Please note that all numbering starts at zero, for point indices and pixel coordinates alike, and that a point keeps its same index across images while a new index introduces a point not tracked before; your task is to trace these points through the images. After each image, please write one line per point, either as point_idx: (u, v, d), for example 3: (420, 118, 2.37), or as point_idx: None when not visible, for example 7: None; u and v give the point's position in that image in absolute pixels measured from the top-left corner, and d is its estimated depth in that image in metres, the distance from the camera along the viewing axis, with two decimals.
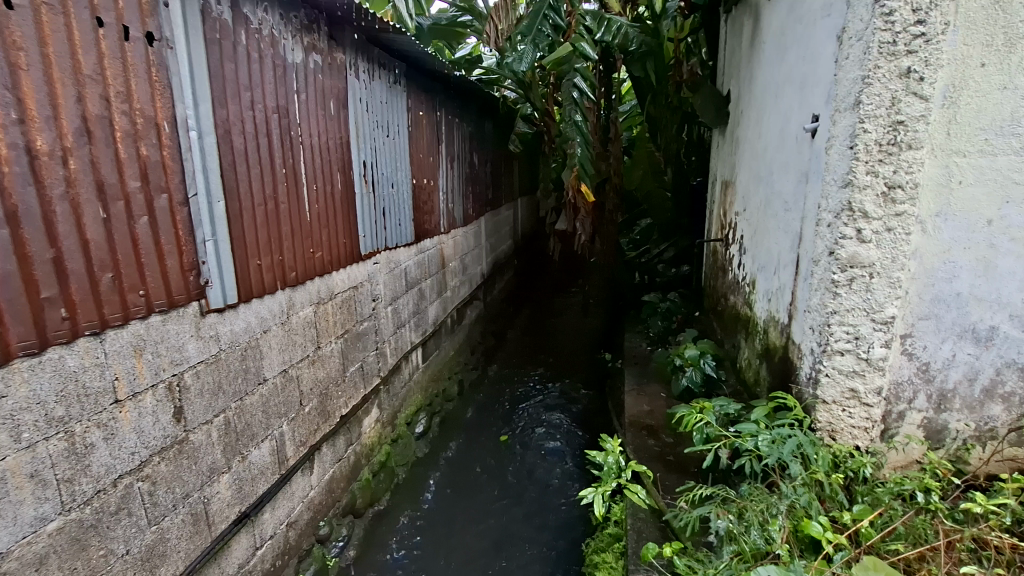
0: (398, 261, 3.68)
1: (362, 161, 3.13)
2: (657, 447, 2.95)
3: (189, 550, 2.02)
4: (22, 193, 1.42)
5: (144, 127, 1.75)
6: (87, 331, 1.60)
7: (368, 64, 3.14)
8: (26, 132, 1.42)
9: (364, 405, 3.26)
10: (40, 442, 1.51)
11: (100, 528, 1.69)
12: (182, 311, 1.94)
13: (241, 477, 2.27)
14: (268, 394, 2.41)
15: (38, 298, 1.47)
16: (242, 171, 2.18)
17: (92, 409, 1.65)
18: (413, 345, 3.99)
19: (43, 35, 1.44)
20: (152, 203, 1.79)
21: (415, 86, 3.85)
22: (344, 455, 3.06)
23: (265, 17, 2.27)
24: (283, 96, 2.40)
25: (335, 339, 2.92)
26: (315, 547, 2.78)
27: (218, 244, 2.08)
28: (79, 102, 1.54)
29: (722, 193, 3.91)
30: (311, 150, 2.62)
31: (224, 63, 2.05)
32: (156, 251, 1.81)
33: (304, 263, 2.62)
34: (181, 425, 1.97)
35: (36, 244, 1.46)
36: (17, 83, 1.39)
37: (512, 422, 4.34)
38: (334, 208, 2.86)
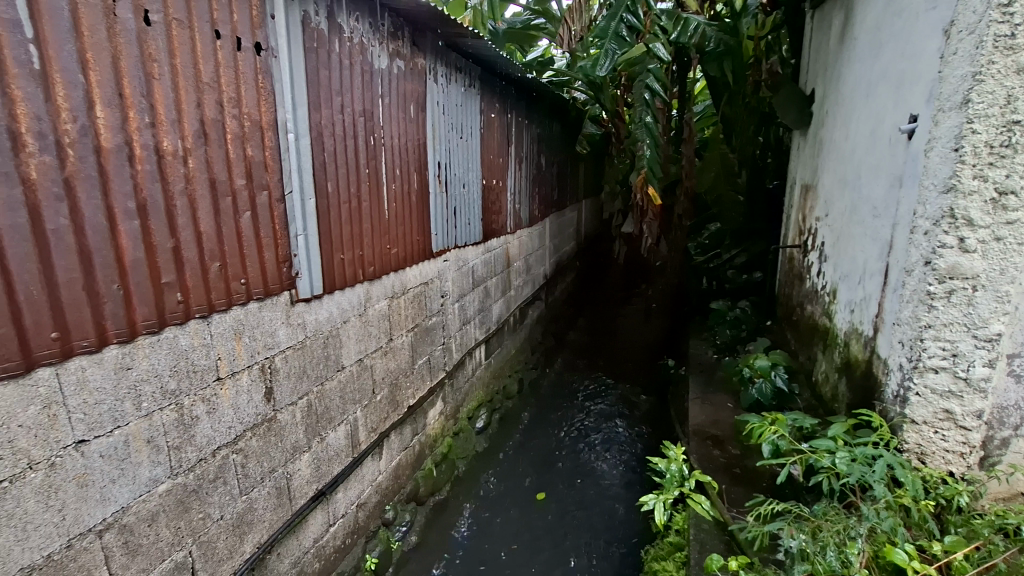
0: (466, 259, 3.78)
1: (436, 162, 3.25)
2: (723, 459, 2.86)
3: (272, 520, 2.18)
4: (151, 188, 1.59)
5: (250, 130, 1.91)
6: (197, 314, 1.78)
7: (446, 69, 3.25)
8: (155, 134, 1.59)
9: (430, 397, 3.38)
10: (155, 411, 1.69)
11: (200, 493, 1.87)
12: (276, 299, 2.11)
13: (319, 458, 2.42)
14: (346, 380, 2.56)
15: (160, 283, 1.65)
16: (331, 171, 2.33)
17: (198, 385, 1.82)
18: (477, 341, 4.09)
19: (172, 48, 1.61)
20: (255, 199, 1.96)
21: (487, 89, 3.94)
22: (410, 444, 3.19)
23: (357, 26, 2.41)
24: (369, 100, 2.54)
25: (406, 333, 3.05)
26: (381, 529, 2.90)
27: (308, 239, 2.24)
28: (199, 107, 1.71)
29: (801, 198, 3.72)
30: (391, 151, 2.75)
31: (320, 70, 2.20)
32: (256, 244, 1.98)
33: (381, 259, 2.76)
34: (271, 404, 2.14)
35: (161, 235, 1.64)
36: (151, 91, 1.57)
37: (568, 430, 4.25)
38: (410, 206, 2.99)
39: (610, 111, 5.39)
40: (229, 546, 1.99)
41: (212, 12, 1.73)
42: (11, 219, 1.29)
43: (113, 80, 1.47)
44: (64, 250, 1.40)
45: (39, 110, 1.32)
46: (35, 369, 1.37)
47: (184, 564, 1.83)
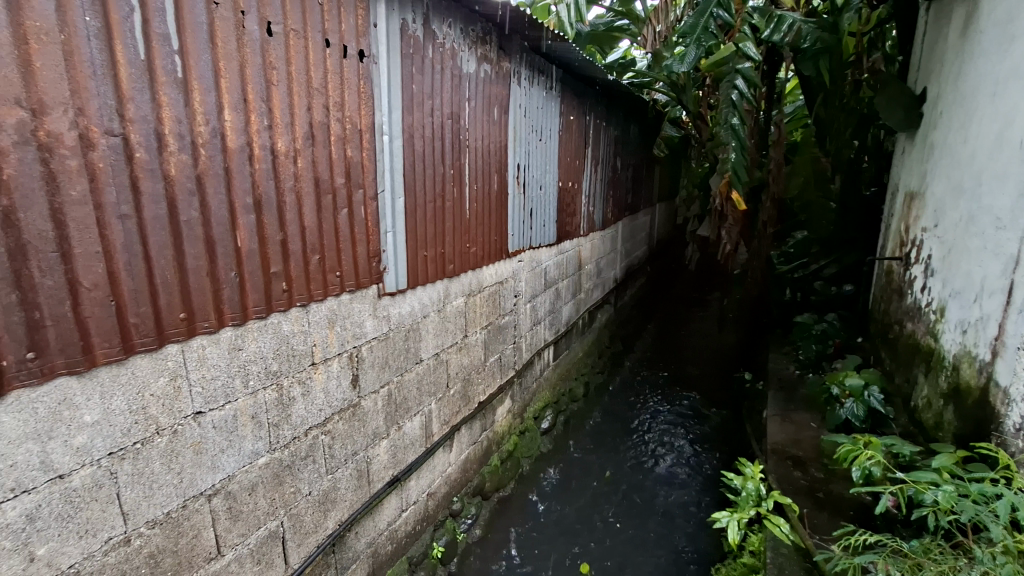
0: (539, 260, 3.81)
1: (516, 163, 3.29)
2: (805, 481, 2.69)
3: (353, 501, 2.31)
4: (266, 185, 1.74)
5: (351, 132, 2.04)
6: (298, 303, 1.92)
7: (529, 71, 3.29)
8: (271, 136, 1.74)
9: (500, 394, 3.44)
10: (259, 390, 1.84)
11: (292, 469, 2.01)
12: (366, 291, 2.23)
13: (396, 445, 2.53)
14: (423, 372, 2.66)
15: (268, 272, 1.80)
16: (419, 171, 2.43)
17: (296, 368, 1.96)
18: (546, 342, 4.10)
19: (288, 56, 1.75)
20: (352, 197, 2.09)
21: (568, 91, 3.94)
22: (479, 439, 3.26)
23: (449, 32, 2.49)
24: (456, 103, 2.62)
25: (480, 330, 3.12)
26: (448, 519, 2.98)
27: (396, 235, 2.35)
28: (308, 111, 1.85)
29: (905, 206, 3.43)
30: (475, 153, 2.83)
31: (413, 75, 2.30)
32: (351, 239, 2.11)
33: (460, 257, 2.84)
34: (356, 391, 2.26)
35: (271, 228, 1.78)
36: (270, 97, 1.71)
37: (609, 475, 3.74)
38: (489, 207, 3.06)
39: (693, 113, 5.22)
40: (315, 520, 2.13)
41: (324, 23, 1.86)
42: (154, 210, 1.45)
43: (239, 86, 1.61)
44: (194, 239, 1.56)
45: (180, 113, 1.48)
46: (166, 344, 1.53)
47: (276, 532, 1.97)
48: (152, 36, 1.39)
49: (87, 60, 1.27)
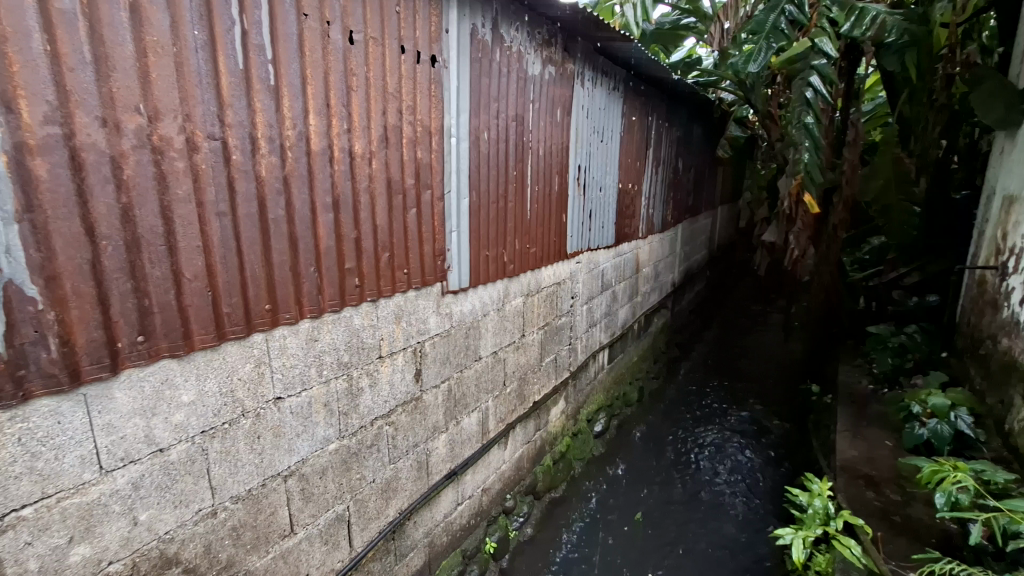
0: (597, 262, 3.79)
1: (577, 165, 3.29)
2: (879, 503, 2.54)
3: (413, 491, 2.39)
4: (344, 186, 1.84)
5: (422, 135, 2.11)
6: (369, 298, 2.01)
7: (593, 72, 3.28)
8: (350, 139, 1.83)
9: (554, 395, 3.45)
10: (332, 379, 1.94)
11: (359, 456, 2.11)
12: (431, 289, 2.30)
13: (454, 439, 2.60)
14: (481, 370, 2.71)
15: (344, 268, 1.89)
16: (484, 172, 2.48)
17: (365, 360, 2.06)
18: (601, 345, 4.07)
19: (367, 63, 1.84)
20: (420, 197, 2.16)
21: (630, 91, 3.89)
22: (532, 438, 3.28)
23: (517, 35, 2.53)
24: (521, 105, 2.65)
25: (537, 330, 3.14)
26: (500, 516, 3.02)
27: (460, 235, 2.41)
28: (384, 115, 1.93)
29: (1002, 211, 3.16)
30: (537, 154, 2.86)
31: (481, 78, 2.36)
32: (419, 238, 2.18)
33: (521, 257, 2.88)
34: (419, 385, 2.34)
35: (347, 226, 1.88)
36: (350, 102, 1.81)
37: (639, 518, 3.35)
38: (550, 208, 3.08)
39: (762, 112, 5.03)
40: (378, 507, 2.23)
41: (401, 30, 1.94)
42: (246, 209, 1.57)
43: (323, 93, 1.72)
44: (279, 236, 1.67)
45: (271, 118, 1.59)
46: (252, 333, 1.65)
47: (342, 516, 2.08)
48: (250, 47, 1.50)
49: (195, 71, 1.40)
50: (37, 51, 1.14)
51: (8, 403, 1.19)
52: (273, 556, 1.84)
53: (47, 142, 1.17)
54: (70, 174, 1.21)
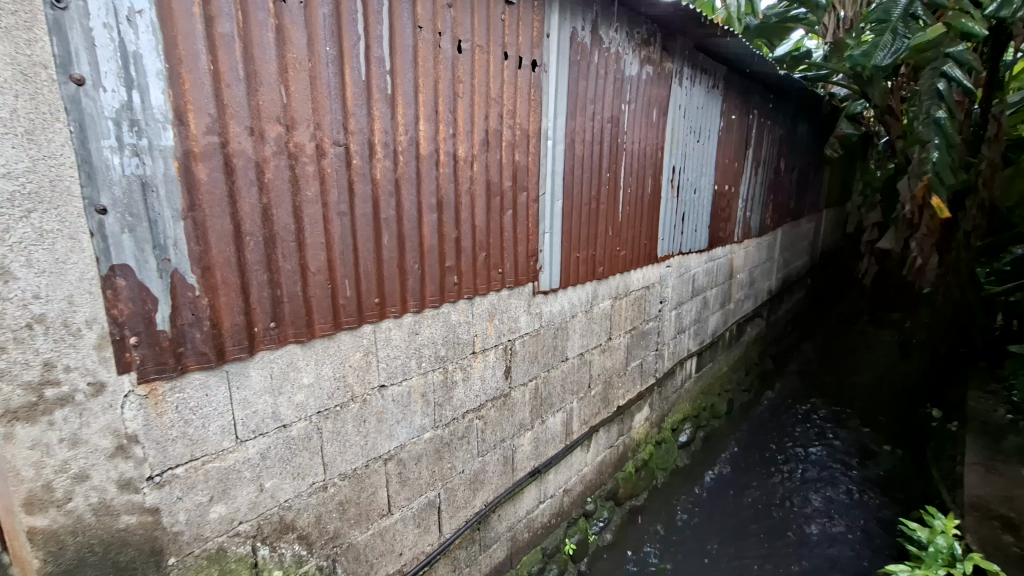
0: (688, 266, 3.66)
1: (671, 166, 3.21)
2: (1019, 550, 2.25)
3: (498, 485, 2.46)
4: (448, 187, 1.93)
5: (521, 138, 2.17)
6: (465, 296, 2.11)
7: (691, 70, 3.17)
8: (454, 143, 1.92)
9: (639, 401, 3.38)
10: (429, 371, 2.05)
11: (451, 447, 2.21)
12: (523, 289, 2.36)
13: (539, 438, 2.64)
14: (568, 370, 2.73)
15: (444, 266, 1.99)
16: (578, 174, 2.50)
17: (459, 355, 2.15)
18: (689, 352, 3.93)
19: (473, 70, 1.92)
20: (517, 199, 2.22)
21: (731, 89, 3.72)
22: (615, 443, 3.24)
23: (615, 36, 2.51)
24: (617, 107, 2.63)
25: (624, 334, 3.10)
26: (581, 518, 3.02)
27: (553, 237, 2.45)
28: (486, 121, 2.01)
29: None
30: (632, 156, 2.82)
31: (579, 81, 2.37)
32: (514, 238, 2.25)
33: (611, 260, 2.86)
34: (507, 382, 2.40)
35: (448, 226, 1.97)
36: (456, 108, 1.90)
37: (724, 543, 3.17)
38: (642, 209, 3.02)
39: (881, 107, 4.63)
40: (465, 497, 2.31)
41: (504, 37, 2.00)
42: (362, 209, 1.70)
43: (433, 100, 1.81)
44: (390, 235, 1.79)
45: (387, 125, 1.70)
46: (364, 323, 1.79)
47: (433, 502, 2.18)
48: (371, 60, 1.62)
49: (326, 84, 1.53)
50: (203, 70, 1.31)
51: (170, 374, 1.38)
52: (372, 533, 1.97)
53: (207, 149, 1.35)
54: (224, 178, 1.38)
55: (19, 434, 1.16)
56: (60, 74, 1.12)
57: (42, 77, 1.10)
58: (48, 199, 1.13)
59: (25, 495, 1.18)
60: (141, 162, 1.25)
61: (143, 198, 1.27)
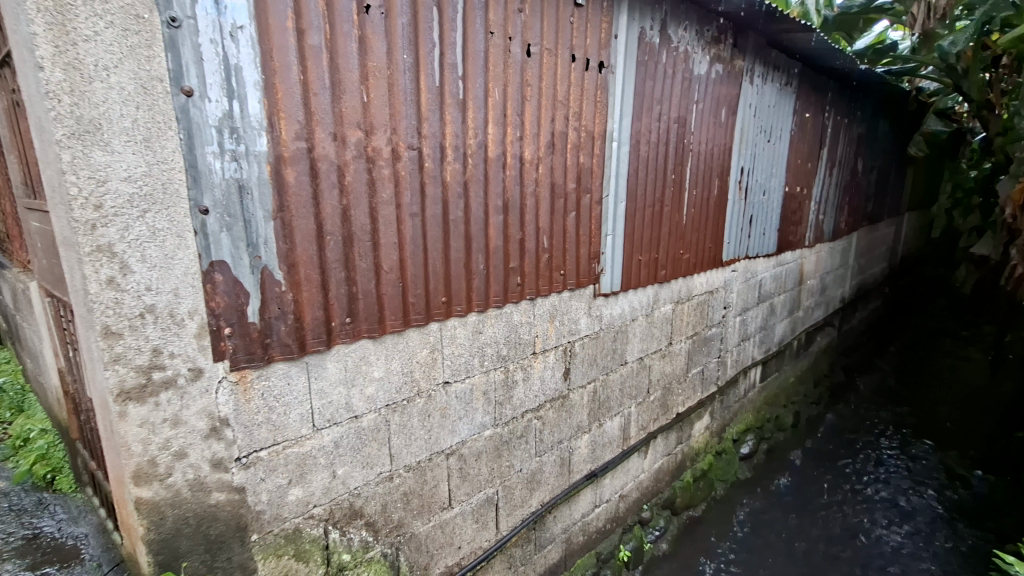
0: (755, 271, 3.52)
1: (739, 167, 3.10)
2: None
3: (554, 486, 2.47)
4: (514, 189, 1.96)
5: (586, 140, 2.16)
6: (528, 296, 2.13)
7: (763, 67, 3.05)
8: (521, 146, 1.95)
9: (699, 409, 3.28)
10: (491, 370, 2.09)
11: (509, 445, 2.24)
12: (584, 291, 2.36)
13: (596, 441, 2.62)
14: (627, 374, 2.69)
15: (508, 267, 2.02)
16: (644, 176, 2.47)
17: (520, 355, 2.18)
18: (754, 361, 3.77)
19: (541, 73, 1.94)
20: (580, 201, 2.22)
21: (806, 85, 3.54)
22: (674, 451, 3.17)
23: (684, 35, 2.47)
24: (684, 107, 2.58)
25: (686, 339, 3.02)
26: (636, 525, 2.97)
27: (615, 239, 2.42)
28: (552, 124, 2.02)
29: None
30: (699, 156, 2.75)
31: (646, 81, 2.34)
32: (576, 240, 2.25)
33: (674, 263, 2.80)
34: (566, 384, 2.40)
35: (513, 228, 2.00)
36: (524, 111, 1.92)
37: (789, 563, 3.02)
38: (708, 212, 2.94)
39: (979, 103, 4.38)
40: (523, 496, 2.34)
41: (573, 39, 2.01)
42: (433, 211, 1.75)
43: (502, 104, 1.85)
44: (458, 236, 1.84)
45: (458, 129, 1.75)
46: (431, 321, 1.84)
47: (492, 499, 2.22)
48: (445, 66, 1.68)
49: (403, 90, 1.60)
50: (294, 80, 1.40)
51: (257, 364, 1.48)
52: (433, 524, 2.03)
53: (295, 154, 1.44)
54: (309, 181, 1.47)
55: (131, 412, 1.29)
56: (173, 86, 1.23)
57: (159, 90, 1.21)
58: (160, 202, 1.25)
59: (134, 468, 1.31)
60: (239, 166, 1.36)
61: (240, 200, 1.37)
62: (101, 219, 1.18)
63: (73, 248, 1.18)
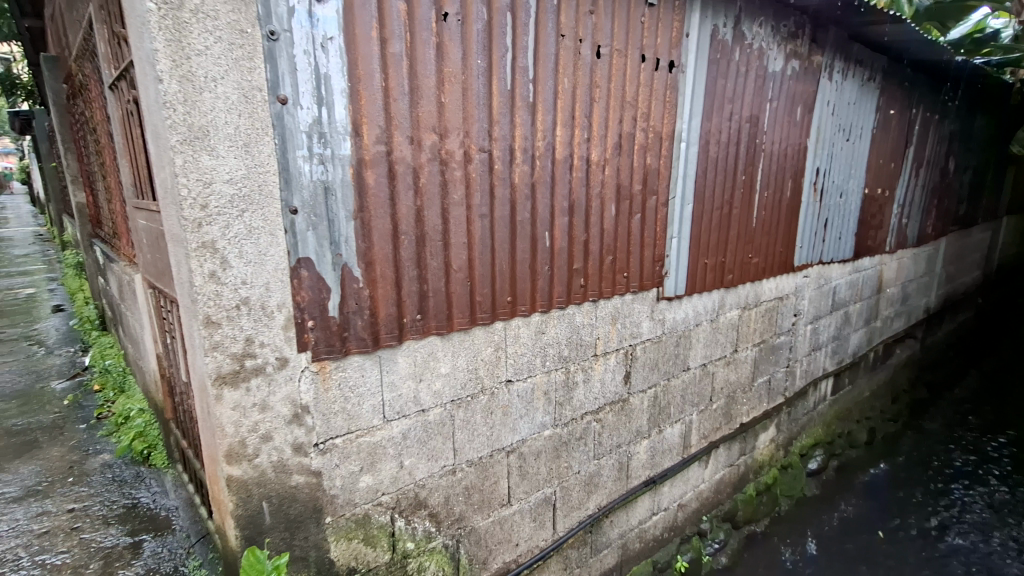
0: (829, 277, 3.34)
1: (815, 167, 2.95)
2: None
3: (611, 491, 2.45)
4: (580, 191, 1.97)
5: (654, 141, 2.14)
6: (591, 298, 2.13)
7: (844, 63, 2.90)
8: (589, 148, 1.95)
9: (765, 420, 3.15)
10: (553, 370, 2.10)
11: (568, 447, 2.24)
12: (647, 294, 2.33)
13: (656, 447, 2.58)
14: (689, 381, 2.63)
15: (572, 268, 2.03)
16: (712, 177, 2.40)
17: (582, 356, 2.18)
18: (825, 372, 3.58)
19: (610, 74, 1.93)
20: (646, 203, 2.20)
21: (891, 80, 3.32)
22: (736, 462, 3.06)
23: (759, 31, 2.38)
24: (757, 105, 2.49)
25: (752, 346, 2.91)
26: (695, 536, 2.90)
27: (681, 242, 2.38)
28: (620, 125, 2.01)
29: None
30: (771, 157, 2.65)
31: (717, 79, 2.28)
32: (641, 243, 2.22)
33: (742, 268, 2.70)
34: (627, 387, 2.38)
35: (578, 229, 2.01)
36: (592, 113, 1.92)
37: None
38: (780, 214, 2.82)
39: None
40: (580, 499, 2.34)
41: (643, 39, 1.99)
42: (501, 212, 1.79)
43: (571, 106, 1.86)
44: (525, 237, 1.87)
45: (527, 132, 1.78)
46: (497, 320, 1.88)
47: (550, 498, 2.23)
48: (517, 70, 1.71)
49: (476, 94, 1.64)
50: (377, 87, 1.47)
51: (336, 355, 1.57)
52: (492, 520, 2.07)
53: (376, 157, 1.51)
54: (387, 183, 1.54)
55: (226, 396, 1.39)
56: (270, 96, 1.33)
57: (258, 99, 1.31)
58: (257, 202, 1.35)
59: (227, 448, 1.41)
60: (325, 169, 1.44)
61: (325, 201, 1.46)
62: (206, 217, 1.29)
63: (182, 244, 1.29)
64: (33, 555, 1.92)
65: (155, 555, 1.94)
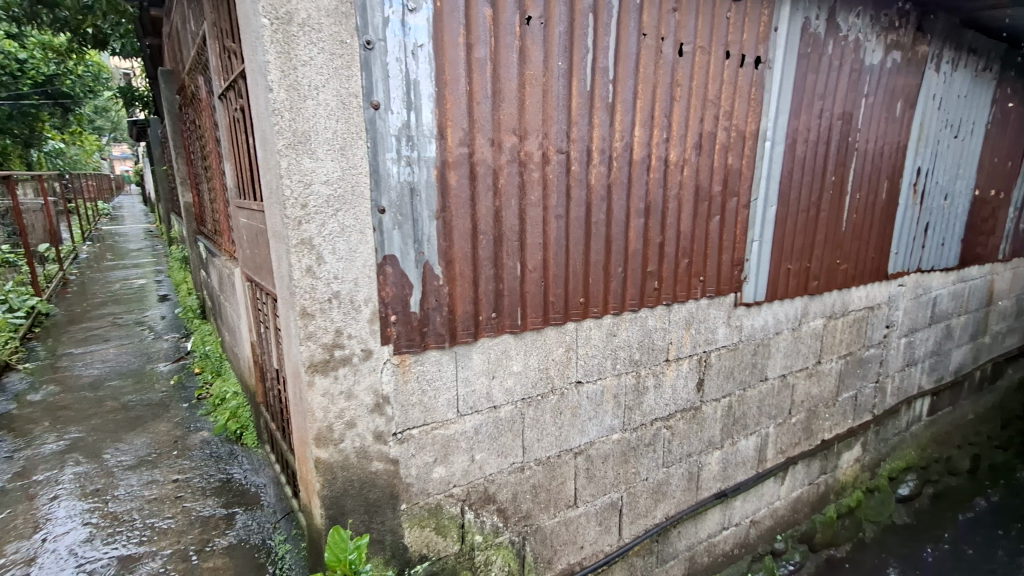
0: (928, 286, 3.07)
1: (915, 167, 2.72)
2: None
3: (680, 501, 2.38)
4: (657, 192, 1.93)
5: (736, 140, 2.06)
6: (664, 302, 2.08)
7: (953, 53, 2.65)
8: (667, 148, 1.91)
9: (850, 437, 2.94)
10: (623, 373, 2.08)
11: (636, 453, 2.20)
12: (724, 299, 2.24)
13: (728, 459, 2.48)
14: (767, 392, 2.51)
15: (646, 270, 2.00)
16: (799, 177, 2.28)
17: (654, 360, 2.13)
18: (921, 391, 3.29)
19: (693, 73, 1.88)
20: (726, 205, 2.12)
21: (1009, 71, 3.00)
22: (816, 481, 2.88)
23: (856, 22, 2.23)
24: (851, 101, 2.33)
25: (838, 358, 2.73)
26: (768, 556, 2.75)
27: (762, 245, 2.27)
28: (701, 124, 1.95)
29: None
30: (866, 156, 2.47)
31: (807, 74, 2.16)
32: (719, 246, 2.15)
33: (828, 274, 2.54)
34: (699, 395, 2.30)
35: (654, 231, 1.97)
36: (672, 113, 1.88)
37: None
38: (873, 217, 2.63)
39: None
40: (647, 506, 2.29)
41: (729, 35, 1.92)
42: (577, 212, 1.79)
43: (651, 106, 1.83)
44: (599, 238, 1.86)
45: (605, 132, 1.77)
46: (569, 321, 1.89)
47: (616, 503, 2.20)
48: (597, 70, 1.70)
49: (556, 96, 1.66)
50: (462, 91, 1.52)
51: (416, 349, 1.63)
52: (558, 520, 2.07)
53: (458, 159, 1.56)
54: (468, 183, 1.59)
55: (317, 382, 1.49)
56: (364, 102, 1.41)
57: (354, 105, 1.39)
58: (350, 202, 1.44)
59: (316, 432, 1.51)
60: (412, 170, 1.51)
61: (411, 201, 1.53)
62: (305, 215, 1.38)
63: (283, 240, 1.39)
64: (144, 518, 2.15)
65: (247, 527, 2.11)
